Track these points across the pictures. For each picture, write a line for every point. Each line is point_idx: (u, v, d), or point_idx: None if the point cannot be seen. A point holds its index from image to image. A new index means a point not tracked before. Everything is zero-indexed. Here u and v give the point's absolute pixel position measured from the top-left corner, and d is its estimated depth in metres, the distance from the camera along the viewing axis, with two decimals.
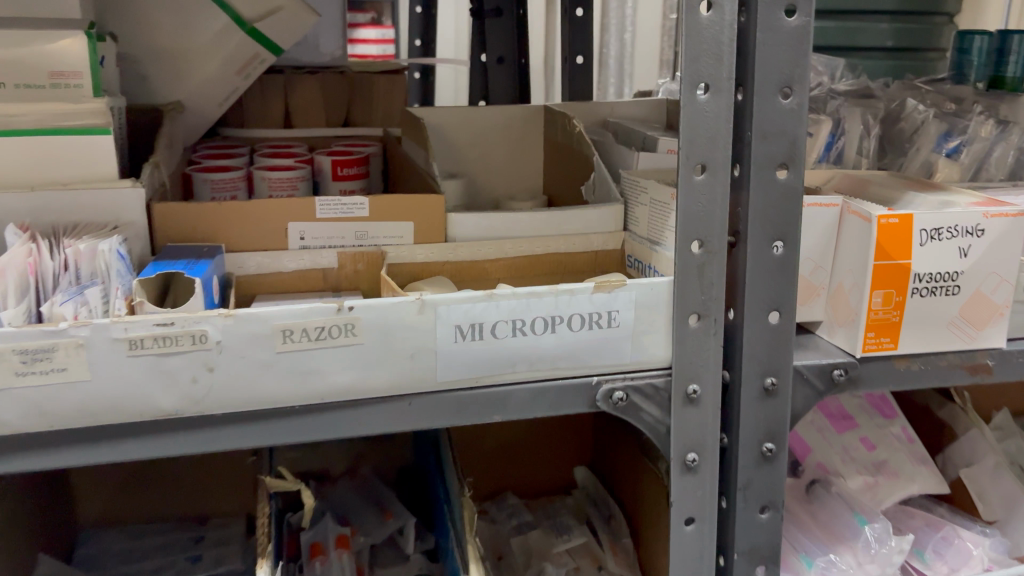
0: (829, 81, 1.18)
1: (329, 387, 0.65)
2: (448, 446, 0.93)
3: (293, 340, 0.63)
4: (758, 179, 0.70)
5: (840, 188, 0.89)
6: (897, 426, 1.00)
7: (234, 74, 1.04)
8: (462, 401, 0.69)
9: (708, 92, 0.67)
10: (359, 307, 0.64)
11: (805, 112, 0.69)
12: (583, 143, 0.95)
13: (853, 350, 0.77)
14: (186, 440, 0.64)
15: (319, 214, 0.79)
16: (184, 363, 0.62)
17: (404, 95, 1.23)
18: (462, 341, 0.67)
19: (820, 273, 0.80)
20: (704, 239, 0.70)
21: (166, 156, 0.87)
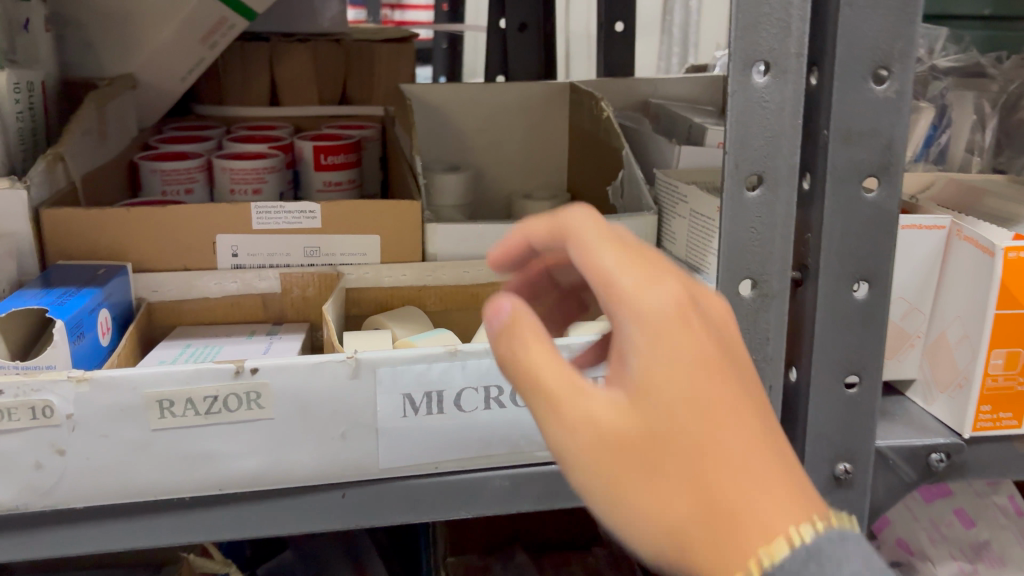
0: (928, 55, 0.96)
1: (231, 475, 0.48)
2: None
3: (174, 415, 0.46)
4: (837, 196, 0.50)
5: (944, 196, 0.69)
6: (1003, 494, 0.79)
7: (197, 43, 0.86)
8: (416, 492, 0.51)
9: (767, 73, 0.47)
10: (266, 369, 0.46)
11: (907, 104, 0.49)
12: (612, 132, 0.76)
13: (960, 428, 0.57)
14: (35, 541, 0.47)
15: (256, 225, 0.61)
16: (23, 445, 0.45)
17: (410, 66, 1.05)
18: (414, 415, 0.49)
19: (915, 318, 0.60)
20: (757, 278, 0.51)
21: (85, 145, 0.70)
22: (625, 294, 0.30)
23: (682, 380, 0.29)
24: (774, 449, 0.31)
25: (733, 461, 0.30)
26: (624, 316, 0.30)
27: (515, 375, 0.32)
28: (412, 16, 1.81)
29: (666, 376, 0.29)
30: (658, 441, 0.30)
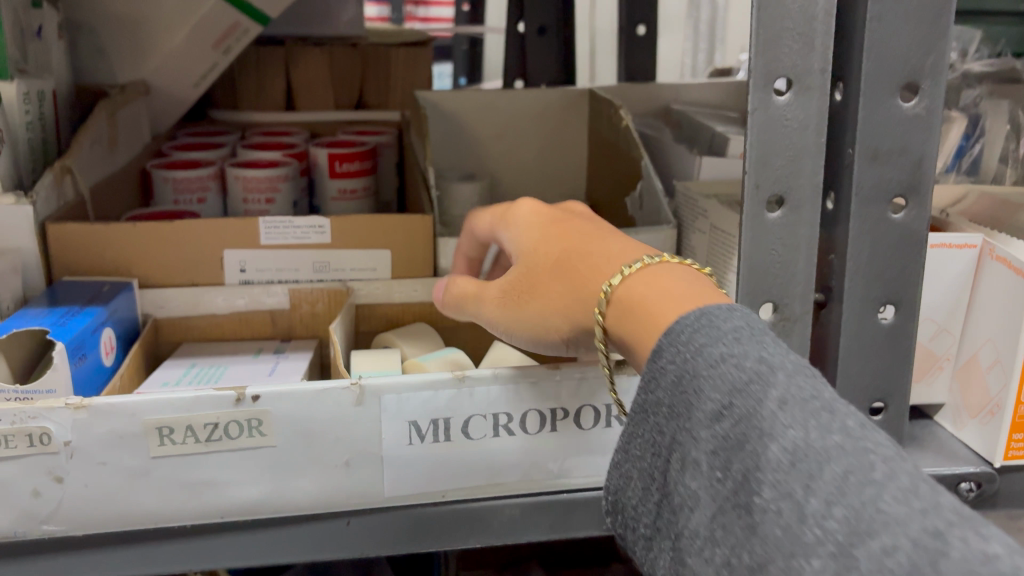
0: (961, 59, 0.93)
1: (232, 504, 0.47)
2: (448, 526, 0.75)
3: (173, 443, 0.45)
4: (863, 217, 0.48)
5: (976, 210, 0.66)
6: None
7: (210, 48, 0.85)
8: (423, 520, 0.49)
9: (790, 89, 0.45)
10: (268, 396, 0.45)
11: (938, 120, 0.46)
12: (630, 142, 0.74)
13: (991, 456, 0.54)
14: (35, 569, 0.46)
15: (264, 241, 0.60)
16: (19, 472, 0.44)
17: (428, 70, 1.04)
18: (420, 442, 0.47)
19: (944, 340, 0.58)
20: (779, 302, 0.49)
21: (95, 156, 0.69)
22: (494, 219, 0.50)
23: (530, 236, 0.46)
24: (621, 244, 0.43)
25: (568, 254, 0.43)
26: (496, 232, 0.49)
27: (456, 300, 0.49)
28: (436, 14, 1.79)
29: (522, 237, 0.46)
30: (527, 269, 0.45)
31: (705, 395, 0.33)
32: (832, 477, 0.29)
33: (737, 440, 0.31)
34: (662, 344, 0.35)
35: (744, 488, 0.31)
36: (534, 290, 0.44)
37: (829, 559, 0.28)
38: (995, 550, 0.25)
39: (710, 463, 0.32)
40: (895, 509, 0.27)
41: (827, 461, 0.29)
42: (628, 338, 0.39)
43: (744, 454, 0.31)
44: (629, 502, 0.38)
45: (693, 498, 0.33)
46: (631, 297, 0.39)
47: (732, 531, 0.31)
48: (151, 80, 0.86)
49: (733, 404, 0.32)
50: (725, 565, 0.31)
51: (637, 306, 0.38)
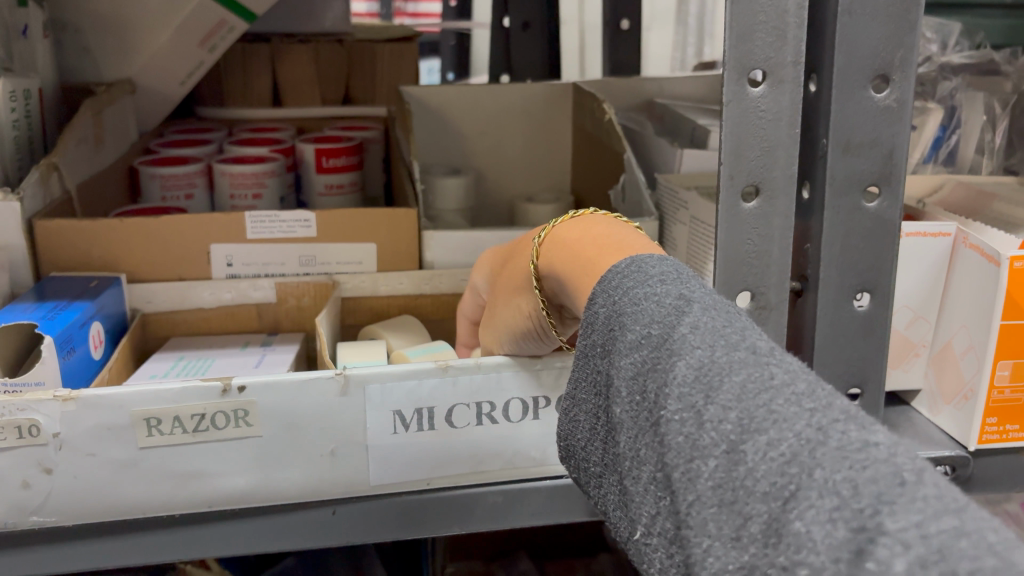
0: (940, 52, 0.94)
1: (220, 493, 0.48)
2: None
3: (161, 433, 0.45)
4: (837, 206, 0.49)
5: (953, 199, 0.68)
6: (1015, 502, 0.79)
7: (195, 46, 0.85)
8: (408, 509, 0.50)
9: (764, 82, 0.46)
10: (254, 387, 0.45)
11: (909, 112, 0.47)
12: (613, 135, 0.75)
13: (965, 440, 0.56)
14: (27, 560, 0.47)
15: (250, 235, 0.61)
16: (9, 463, 0.44)
17: (414, 66, 1.05)
18: (403, 431, 0.48)
19: (920, 327, 0.59)
20: (755, 291, 0.50)
21: (82, 154, 0.70)
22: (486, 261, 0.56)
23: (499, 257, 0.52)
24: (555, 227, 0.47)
25: (519, 244, 0.48)
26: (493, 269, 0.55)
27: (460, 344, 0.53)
28: (426, 8, 1.78)
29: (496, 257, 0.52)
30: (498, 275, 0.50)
31: (629, 327, 0.31)
32: (731, 387, 0.26)
33: (650, 362, 0.29)
34: (597, 294, 0.35)
35: (654, 405, 0.28)
36: (500, 294, 0.48)
37: (724, 459, 0.25)
38: (872, 440, 0.22)
39: (631, 390, 0.30)
40: (790, 406, 0.24)
41: (728, 373, 0.26)
42: (557, 271, 0.41)
43: (656, 372, 0.29)
44: (590, 451, 0.36)
45: (618, 423, 0.31)
46: (553, 242, 0.42)
47: (647, 452, 0.29)
48: (137, 78, 0.87)
49: (650, 332, 0.30)
50: (645, 484, 0.29)
51: (562, 247, 0.41)
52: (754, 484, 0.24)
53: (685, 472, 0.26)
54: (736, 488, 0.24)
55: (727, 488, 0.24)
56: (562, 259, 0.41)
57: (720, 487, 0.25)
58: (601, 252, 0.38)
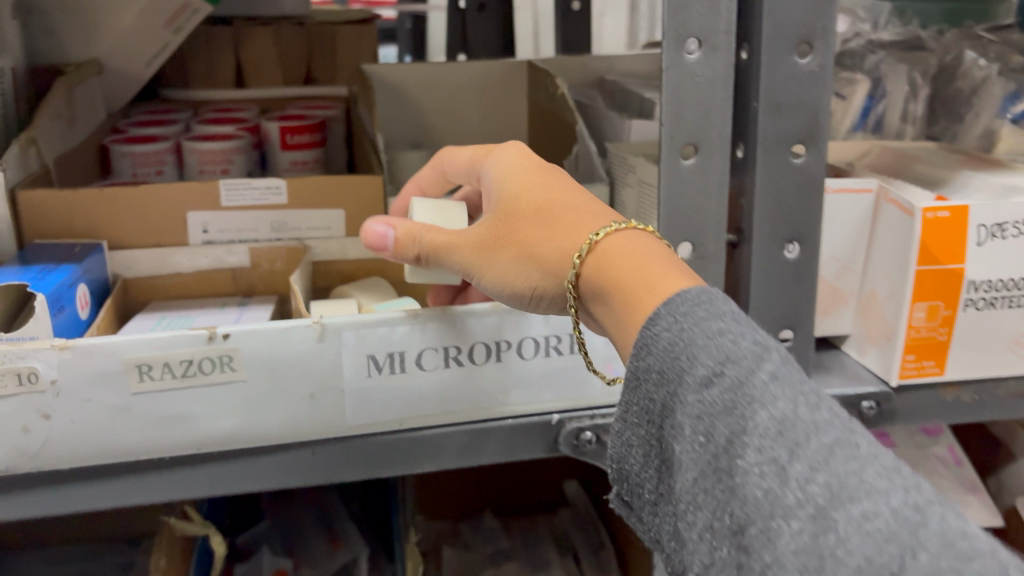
0: (870, 30, 1.00)
1: (207, 435, 0.51)
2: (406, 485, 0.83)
3: (152, 379, 0.49)
4: (768, 163, 0.54)
5: (879, 162, 0.73)
6: (942, 445, 0.86)
7: (161, 27, 0.88)
8: (382, 448, 0.54)
9: (699, 49, 0.51)
10: (237, 334, 0.49)
11: (830, 76, 0.52)
12: (566, 108, 0.79)
13: (888, 376, 0.61)
14: (25, 501, 0.51)
15: (225, 202, 0.64)
16: (10, 410, 0.48)
17: (373, 48, 1.08)
18: (377, 374, 0.52)
19: (848, 277, 0.64)
20: (695, 242, 0.55)
21: (57, 131, 0.72)
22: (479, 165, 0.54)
23: (504, 186, 0.49)
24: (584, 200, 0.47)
25: (539, 207, 0.47)
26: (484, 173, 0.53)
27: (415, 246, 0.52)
28: None
29: (501, 184, 0.50)
30: (503, 220, 0.48)
31: (697, 361, 0.35)
32: (817, 450, 0.31)
33: (724, 404, 0.34)
34: (660, 313, 0.38)
35: (728, 451, 0.33)
36: (508, 243, 0.48)
37: (809, 521, 0.30)
38: (964, 532, 0.29)
39: (695, 429, 0.35)
40: (878, 485, 0.30)
41: (814, 437, 0.32)
42: (603, 280, 0.43)
43: (731, 419, 0.33)
44: (632, 469, 0.41)
45: (677, 461, 0.35)
46: (596, 268, 0.43)
47: (711, 493, 0.34)
48: (104, 58, 0.89)
49: (722, 372, 0.34)
50: (705, 529, 0.34)
51: (604, 278, 0.42)
52: (844, 553, 0.29)
53: (766, 529, 0.31)
54: (825, 556, 0.29)
55: (812, 553, 0.29)
56: (603, 294, 0.43)
57: (802, 551, 0.30)
58: (663, 276, 0.40)
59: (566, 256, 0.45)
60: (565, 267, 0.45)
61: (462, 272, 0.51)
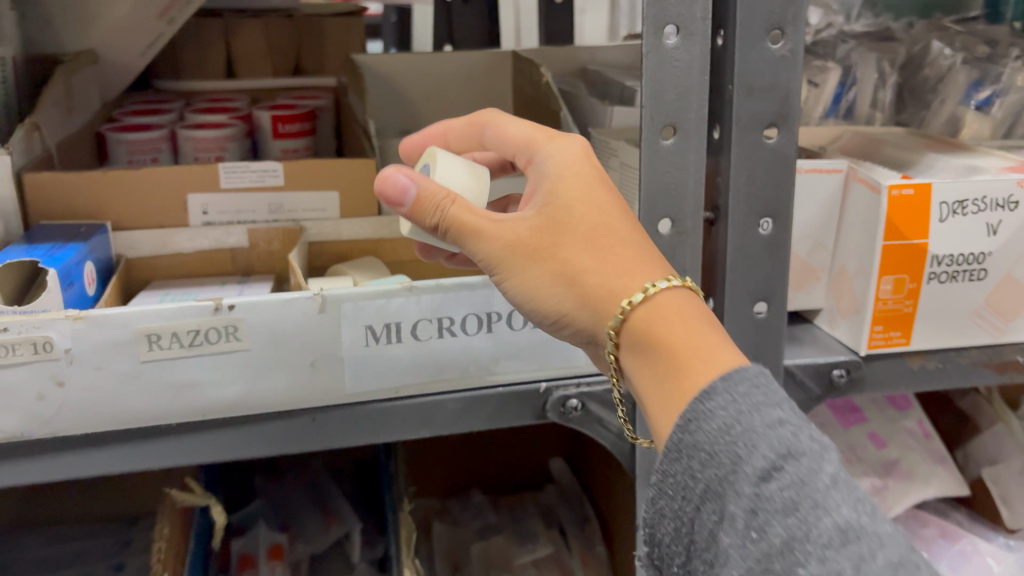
0: (842, 22, 1.04)
1: (213, 402, 0.54)
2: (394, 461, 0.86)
3: (160, 347, 0.52)
4: (742, 144, 0.57)
5: (850, 147, 0.77)
6: (911, 419, 0.89)
7: (154, 18, 0.89)
8: (378, 415, 0.57)
9: (677, 35, 0.54)
10: (242, 305, 0.52)
11: (800, 60, 0.56)
12: (550, 96, 0.82)
13: (857, 347, 0.65)
14: (40, 466, 0.53)
15: (224, 184, 0.67)
16: (26, 377, 0.50)
17: (361, 39, 1.11)
18: (375, 344, 0.55)
19: (819, 253, 0.68)
20: (675, 218, 0.58)
21: (57, 118, 0.74)
22: (530, 150, 0.49)
23: (557, 187, 0.45)
24: (637, 243, 0.45)
25: (592, 229, 0.44)
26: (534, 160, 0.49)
27: (435, 217, 0.45)
28: None
29: (553, 183, 0.46)
30: (548, 229, 0.45)
31: (756, 452, 0.37)
32: (878, 559, 0.33)
33: (785, 503, 0.36)
34: (716, 388, 0.40)
35: (786, 551, 0.35)
36: (548, 252, 0.45)
37: None
38: None
39: (749, 521, 0.36)
40: None
41: (873, 544, 0.34)
42: (653, 339, 0.43)
43: (790, 519, 0.35)
44: (662, 539, 0.42)
45: (725, 554, 0.37)
46: (647, 330, 0.43)
47: None
48: (98, 48, 0.91)
49: (782, 467, 0.36)
50: None
51: (654, 344, 0.43)
52: None
53: None
54: None
55: None
56: (649, 358, 0.43)
57: None
58: (717, 350, 0.42)
59: (617, 300, 0.43)
60: (610, 307, 0.44)
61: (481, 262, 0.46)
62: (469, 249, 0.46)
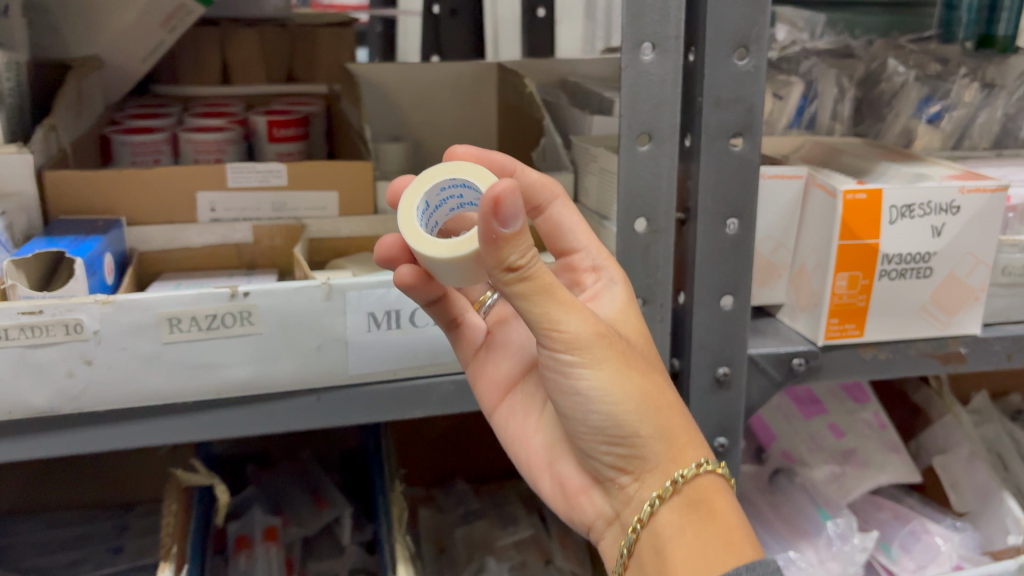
0: (806, 38, 1.10)
1: (226, 382, 0.59)
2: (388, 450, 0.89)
3: (180, 330, 0.57)
4: (710, 151, 0.63)
5: (811, 156, 0.83)
6: (869, 411, 0.95)
7: (157, 27, 0.94)
8: (378, 395, 0.62)
9: (653, 51, 0.60)
10: (256, 292, 0.57)
11: (763, 76, 0.62)
12: (534, 105, 0.88)
13: (815, 338, 0.71)
14: (65, 439, 0.57)
15: (231, 183, 0.72)
16: (56, 356, 0.55)
17: (351, 50, 1.16)
18: (376, 330, 0.61)
19: (782, 253, 0.73)
20: (650, 217, 0.64)
21: (69, 119, 0.79)
22: (600, 264, 0.60)
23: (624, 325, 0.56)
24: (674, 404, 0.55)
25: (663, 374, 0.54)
26: (600, 275, 0.60)
27: (524, 257, 0.42)
28: None
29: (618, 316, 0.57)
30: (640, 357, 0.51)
31: None
32: None
33: None
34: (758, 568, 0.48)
35: None
36: (640, 371, 0.49)
37: None
38: None
39: None
40: None
41: None
42: (704, 507, 0.51)
43: None
44: None
45: None
46: (706, 492, 0.51)
47: None
48: (103, 54, 0.95)
49: None
50: None
51: (705, 510, 0.51)
52: None
53: None
54: None
55: None
56: (694, 519, 0.51)
57: None
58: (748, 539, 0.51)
59: (686, 463, 0.51)
60: (686, 456, 0.51)
61: (553, 330, 0.45)
62: (547, 308, 0.44)
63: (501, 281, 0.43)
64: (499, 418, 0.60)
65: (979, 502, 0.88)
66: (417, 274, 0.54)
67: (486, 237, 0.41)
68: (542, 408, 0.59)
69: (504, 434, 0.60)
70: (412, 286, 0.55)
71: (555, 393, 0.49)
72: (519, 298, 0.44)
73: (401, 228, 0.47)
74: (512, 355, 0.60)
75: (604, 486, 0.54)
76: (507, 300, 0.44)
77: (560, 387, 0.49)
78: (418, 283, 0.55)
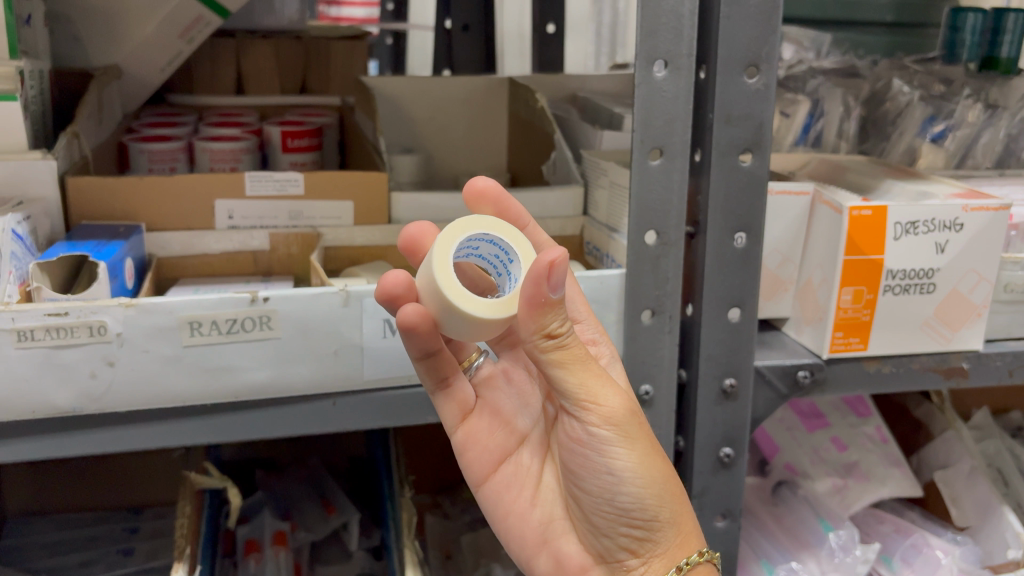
0: (812, 57, 1.12)
1: (244, 385, 0.60)
2: (398, 458, 0.90)
3: (200, 334, 0.58)
4: (720, 166, 0.64)
5: (817, 172, 0.84)
6: (871, 426, 0.96)
7: (175, 37, 0.95)
8: (391, 400, 0.63)
9: (665, 69, 0.61)
10: (276, 297, 0.58)
11: (772, 94, 0.63)
12: (545, 119, 0.90)
13: (820, 351, 0.72)
14: (85, 440, 0.59)
15: (249, 192, 0.73)
16: (80, 357, 0.56)
17: (364, 63, 1.17)
18: (391, 336, 0.62)
19: (788, 267, 0.75)
20: (660, 230, 0.65)
21: (91, 127, 0.80)
22: (598, 337, 0.63)
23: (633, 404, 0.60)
24: None
25: None
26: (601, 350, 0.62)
27: (563, 325, 0.46)
28: None
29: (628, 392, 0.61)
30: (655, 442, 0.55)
31: None
32: None
33: None
34: None
35: None
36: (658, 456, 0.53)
37: None
38: None
39: None
40: None
41: None
42: None
43: None
44: None
45: None
46: None
47: None
48: (122, 64, 0.96)
49: None
50: None
51: None
52: None
53: None
54: None
55: None
56: None
57: None
58: None
59: (688, 550, 0.55)
60: (692, 544, 0.55)
61: (589, 404, 0.48)
62: (590, 382, 0.48)
63: (539, 350, 0.46)
64: (489, 491, 0.59)
65: (980, 517, 0.89)
66: (422, 312, 0.49)
67: (533, 300, 0.44)
68: (539, 483, 0.59)
69: (495, 508, 0.59)
70: (414, 327, 0.49)
71: (582, 468, 0.52)
72: (561, 371, 0.47)
73: (440, 284, 0.48)
74: (507, 423, 0.59)
75: (608, 567, 0.56)
76: (544, 372, 0.47)
77: (588, 466, 0.52)
78: (420, 323, 0.49)
